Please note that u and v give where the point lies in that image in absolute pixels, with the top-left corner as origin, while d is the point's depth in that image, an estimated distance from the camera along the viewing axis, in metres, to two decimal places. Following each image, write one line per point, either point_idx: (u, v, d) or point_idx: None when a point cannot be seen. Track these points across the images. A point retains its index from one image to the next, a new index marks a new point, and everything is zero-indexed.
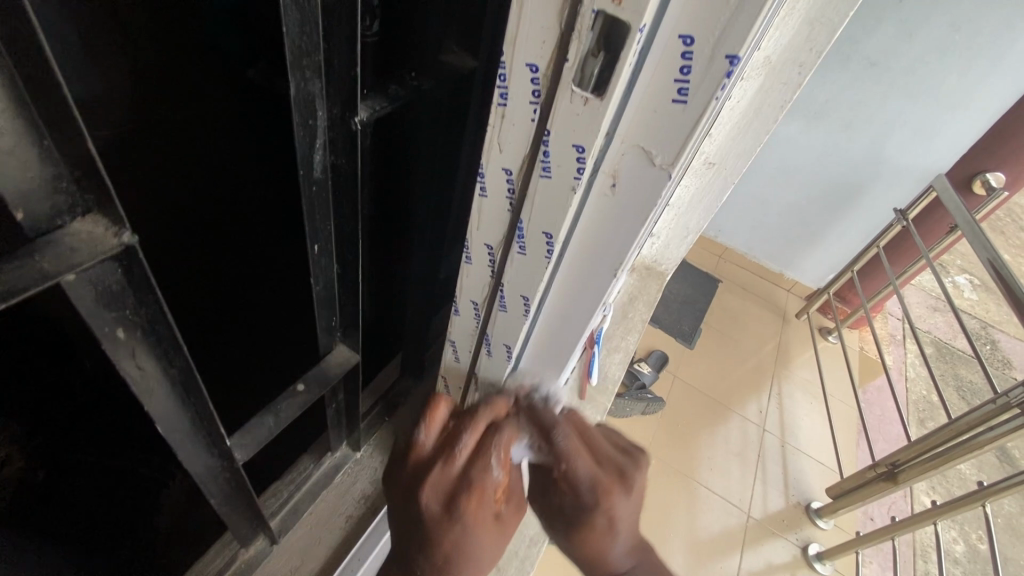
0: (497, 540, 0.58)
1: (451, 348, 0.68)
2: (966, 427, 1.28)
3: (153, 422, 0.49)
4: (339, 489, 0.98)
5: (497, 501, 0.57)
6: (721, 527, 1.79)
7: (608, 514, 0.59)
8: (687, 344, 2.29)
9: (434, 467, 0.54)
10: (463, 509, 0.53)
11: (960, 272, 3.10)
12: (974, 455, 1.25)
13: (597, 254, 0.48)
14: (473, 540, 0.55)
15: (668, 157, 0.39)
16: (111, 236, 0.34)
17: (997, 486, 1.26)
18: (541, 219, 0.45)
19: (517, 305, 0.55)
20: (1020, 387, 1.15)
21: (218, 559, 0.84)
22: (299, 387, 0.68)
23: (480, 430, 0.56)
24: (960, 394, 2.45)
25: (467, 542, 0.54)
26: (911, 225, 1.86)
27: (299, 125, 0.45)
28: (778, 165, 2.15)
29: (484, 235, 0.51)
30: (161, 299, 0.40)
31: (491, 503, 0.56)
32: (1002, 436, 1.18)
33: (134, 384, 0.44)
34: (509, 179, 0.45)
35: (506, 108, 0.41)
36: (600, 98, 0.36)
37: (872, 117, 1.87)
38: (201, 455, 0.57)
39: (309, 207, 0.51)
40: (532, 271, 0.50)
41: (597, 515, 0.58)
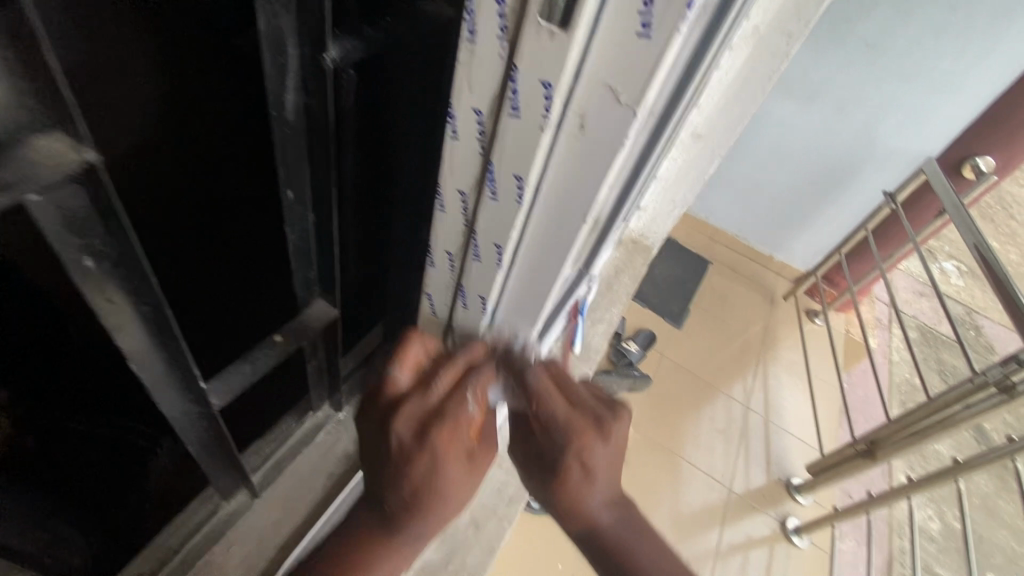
0: (467, 476, 0.61)
1: (428, 302, 0.69)
2: (944, 405, 1.31)
3: (127, 358, 0.50)
4: (321, 448, 1.00)
5: (469, 439, 0.61)
6: (702, 502, 1.84)
7: (582, 459, 0.61)
8: (675, 324, 2.32)
9: (409, 398, 0.58)
10: (434, 439, 0.57)
11: (948, 258, 3.13)
12: (951, 430, 1.29)
13: (567, 202, 0.49)
14: (441, 472, 0.58)
15: (634, 97, 0.39)
16: (73, 154, 0.34)
17: (972, 462, 1.30)
18: (510, 161, 0.46)
19: (490, 254, 0.55)
20: (997, 367, 1.17)
21: (199, 512, 0.84)
22: (277, 337, 0.69)
23: (454, 369, 0.60)
24: (940, 377, 2.50)
25: (435, 474, 0.58)
26: (900, 208, 1.88)
27: (269, 60, 0.45)
28: (770, 146, 2.15)
29: (457, 181, 0.52)
30: (129, 228, 0.40)
31: (464, 441, 0.60)
32: (981, 413, 1.22)
33: (104, 316, 0.45)
34: (480, 121, 0.46)
35: (475, 45, 0.41)
36: (565, 32, 0.36)
37: (862, 97, 1.87)
38: (178, 398, 0.58)
39: (282, 148, 0.52)
40: (503, 217, 0.51)
41: (570, 459, 0.61)
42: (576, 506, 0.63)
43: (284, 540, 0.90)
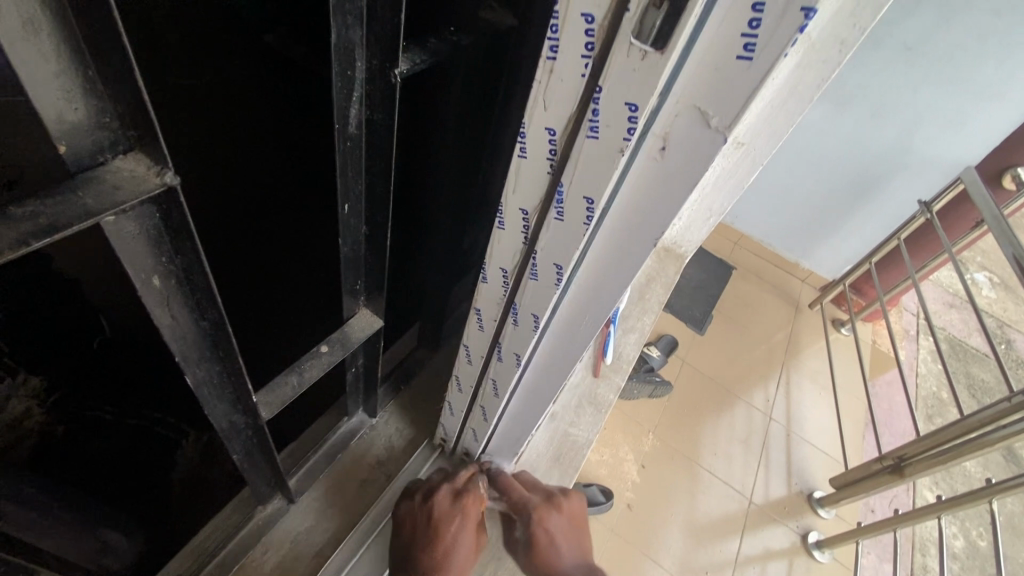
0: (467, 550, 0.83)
1: (476, 316, 0.67)
2: (977, 424, 1.26)
3: (184, 373, 0.49)
4: (354, 454, 0.99)
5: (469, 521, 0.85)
6: (721, 509, 1.80)
7: (543, 527, 0.82)
8: (697, 330, 2.27)
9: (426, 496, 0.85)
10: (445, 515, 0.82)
11: (980, 269, 3.03)
12: (981, 451, 1.24)
13: (637, 223, 0.47)
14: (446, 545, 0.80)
15: (726, 120, 0.37)
16: (153, 175, 0.33)
17: (1003, 484, 1.25)
18: (583, 181, 0.44)
19: (549, 274, 0.53)
20: None
21: (235, 515, 0.85)
22: (323, 348, 0.68)
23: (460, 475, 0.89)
24: (970, 391, 2.42)
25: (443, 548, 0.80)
26: (936, 218, 1.82)
27: (337, 75, 0.43)
28: (802, 153, 2.10)
29: (521, 199, 0.50)
30: (199, 249, 0.39)
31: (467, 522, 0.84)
32: (1012, 436, 1.16)
33: (167, 332, 0.44)
34: (552, 140, 0.44)
35: (555, 63, 0.39)
36: (660, 53, 0.34)
37: (901, 104, 1.80)
38: (227, 409, 0.58)
39: (343, 162, 0.50)
40: (568, 238, 0.49)
41: (536, 529, 0.82)
42: (551, 569, 0.78)
43: (317, 547, 0.89)
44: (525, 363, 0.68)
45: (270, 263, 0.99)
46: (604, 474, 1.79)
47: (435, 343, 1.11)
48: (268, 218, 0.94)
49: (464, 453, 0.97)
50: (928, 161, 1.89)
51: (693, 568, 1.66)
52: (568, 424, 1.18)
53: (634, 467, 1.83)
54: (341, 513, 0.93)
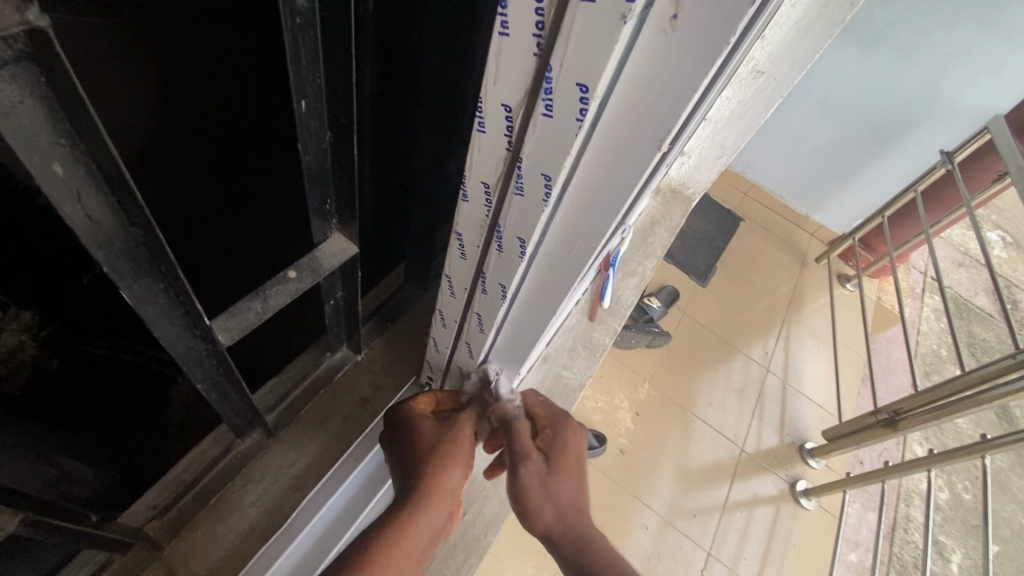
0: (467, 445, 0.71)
1: (457, 242, 0.61)
2: (977, 380, 1.22)
3: (120, 288, 0.43)
4: (338, 391, 0.96)
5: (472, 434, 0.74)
6: (713, 457, 1.81)
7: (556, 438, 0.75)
8: (699, 282, 2.22)
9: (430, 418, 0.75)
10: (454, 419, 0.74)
11: (994, 228, 2.91)
12: (975, 410, 1.20)
13: (638, 120, 0.39)
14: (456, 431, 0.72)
15: None
16: (8, 12, 0.25)
17: (994, 441, 1.22)
18: (576, 64, 0.36)
19: (536, 188, 0.46)
20: None
21: (212, 447, 0.82)
22: (291, 273, 0.62)
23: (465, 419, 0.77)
24: (970, 350, 2.39)
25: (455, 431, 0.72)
26: (957, 169, 1.71)
27: None
28: (821, 97, 1.95)
29: (503, 92, 0.42)
30: (100, 126, 0.32)
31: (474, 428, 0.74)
32: (1012, 393, 1.12)
33: (87, 237, 0.38)
34: (540, 10, 0.36)
35: None
36: None
37: (933, 43, 1.65)
38: (180, 333, 0.53)
39: (295, 48, 0.43)
40: (557, 139, 0.41)
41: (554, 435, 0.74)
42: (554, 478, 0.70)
43: (297, 480, 0.87)
44: (511, 295, 0.63)
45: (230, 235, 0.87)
46: (598, 420, 1.78)
47: (423, 282, 1.06)
48: (236, 192, 0.80)
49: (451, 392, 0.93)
50: (953, 107, 1.76)
51: (682, 511, 1.68)
52: (560, 367, 1.14)
53: (628, 415, 1.82)
54: (322, 449, 0.90)
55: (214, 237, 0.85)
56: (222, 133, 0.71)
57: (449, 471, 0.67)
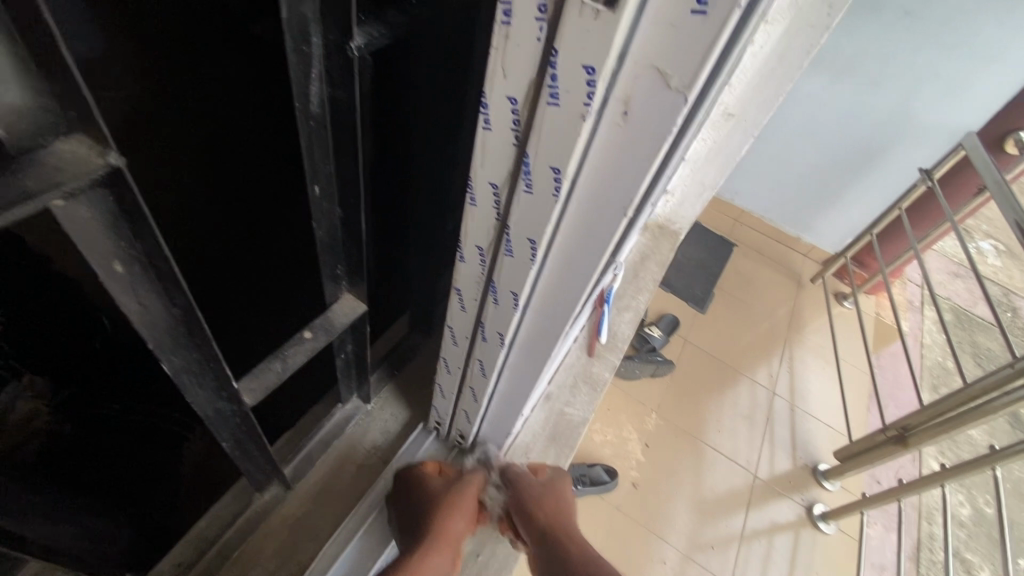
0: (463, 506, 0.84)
1: (457, 298, 0.67)
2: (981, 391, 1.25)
3: (160, 360, 0.49)
4: (350, 440, 1.00)
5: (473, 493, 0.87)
6: (727, 485, 1.81)
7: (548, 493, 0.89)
8: (698, 309, 2.27)
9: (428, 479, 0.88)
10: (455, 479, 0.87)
11: (985, 237, 2.98)
12: (984, 419, 1.23)
13: (605, 192, 0.45)
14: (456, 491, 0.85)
15: (685, 80, 0.36)
16: (96, 156, 0.33)
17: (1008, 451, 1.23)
18: (549, 152, 0.43)
19: (524, 250, 0.53)
20: None
21: (233, 504, 0.86)
22: (306, 334, 0.68)
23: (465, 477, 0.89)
24: (975, 360, 2.41)
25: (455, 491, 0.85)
26: (938, 185, 1.79)
27: (292, 51, 0.42)
28: (798, 125, 2.07)
29: (489, 173, 0.49)
30: (157, 232, 0.39)
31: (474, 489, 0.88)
32: (1016, 401, 1.15)
33: (136, 320, 0.44)
34: (515, 110, 0.43)
35: (510, 29, 0.38)
36: (612, 12, 0.33)
37: (900, 71, 1.76)
38: (212, 397, 0.58)
39: (308, 143, 0.50)
40: (540, 210, 0.48)
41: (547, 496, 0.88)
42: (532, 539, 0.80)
43: (315, 533, 0.90)
44: (509, 342, 0.68)
45: (235, 288, 0.90)
46: (609, 453, 1.80)
47: (427, 327, 1.11)
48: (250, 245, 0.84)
49: (458, 436, 0.96)
50: (923, 129, 1.85)
51: (701, 543, 1.67)
52: (564, 404, 1.18)
53: (638, 447, 1.84)
54: (338, 497, 0.94)
55: (222, 290, 0.89)
56: (216, 133, 0.67)
57: (453, 520, 0.81)
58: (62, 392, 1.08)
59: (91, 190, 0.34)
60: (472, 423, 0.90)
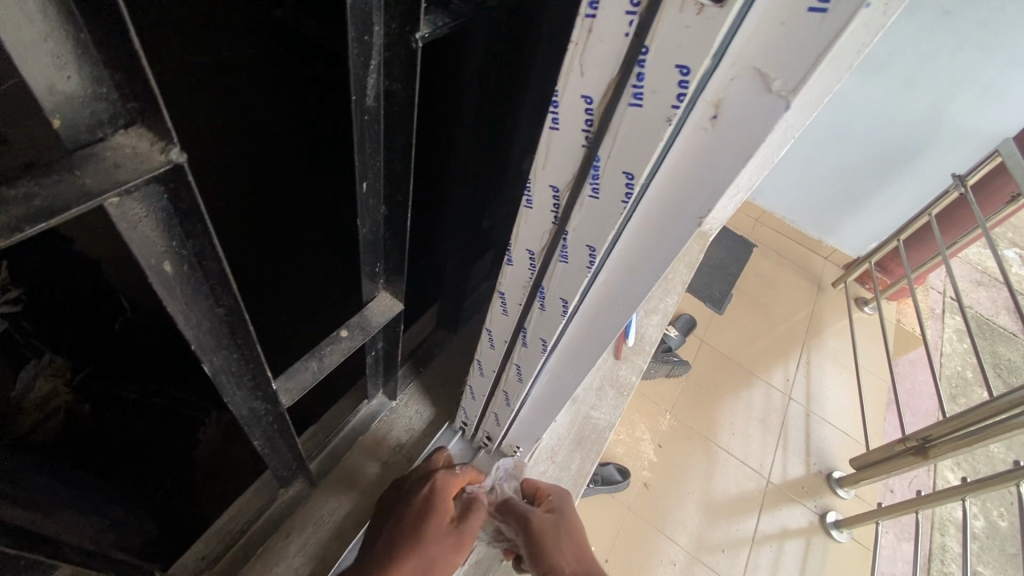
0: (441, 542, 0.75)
1: (500, 301, 0.64)
2: (1005, 406, 1.20)
3: (202, 361, 0.47)
4: (375, 436, 0.98)
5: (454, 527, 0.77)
6: (738, 488, 1.78)
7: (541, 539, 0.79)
8: (716, 309, 2.23)
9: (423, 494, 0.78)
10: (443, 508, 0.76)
11: (1010, 246, 2.90)
12: (1005, 436, 1.18)
13: (680, 200, 0.42)
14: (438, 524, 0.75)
15: (790, 84, 0.32)
16: (157, 152, 0.30)
17: None
18: (624, 156, 0.40)
19: (580, 256, 0.50)
20: None
21: (256, 498, 0.86)
22: (343, 332, 0.66)
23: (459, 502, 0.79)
24: (995, 371, 2.34)
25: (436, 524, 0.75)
26: (970, 191, 1.72)
27: (354, 40, 0.40)
28: (829, 126, 2.00)
29: (551, 174, 0.46)
30: (211, 232, 0.36)
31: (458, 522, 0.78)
32: None
33: (181, 320, 0.42)
34: (589, 110, 0.40)
35: (594, 22, 0.35)
36: (719, 6, 0.30)
37: (938, 72, 1.69)
38: (248, 396, 0.56)
39: (361, 138, 0.47)
40: (604, 217, 0.45)
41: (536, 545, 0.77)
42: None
43: (337, 529, 0.88)
44: (550, 349, 0.65)
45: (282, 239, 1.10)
46: (621, 453, 1.77)
47: (454, 325, 1.09)
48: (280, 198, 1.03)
49: (484, 438, 0.94)
50: (961, 133, 1.78)
51: (709, 545, 1.64)
52: (589, 407, 1.15)
53: (651, 447, 1.81)
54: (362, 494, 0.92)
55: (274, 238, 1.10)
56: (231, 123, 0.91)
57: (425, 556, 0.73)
58: (79, 372, 1.08)
59: (146, 186, 0.32)
60: (502, 427, 0.87)
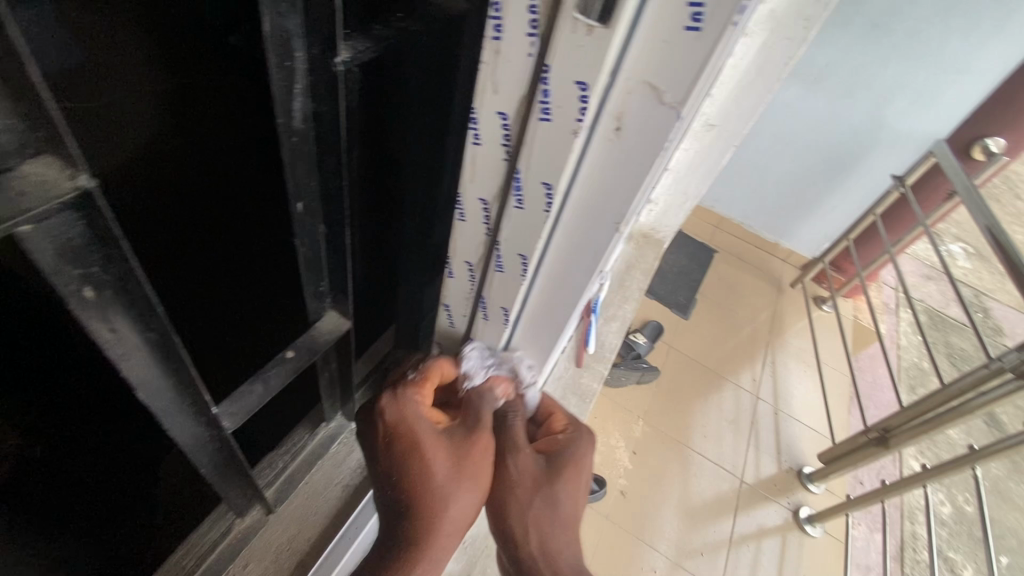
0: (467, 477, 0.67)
1: (445, 312, 0.66)
2: (957, 393, 1.27)
3: (134, 388, 0.47)
4: (334, 460, 0.97)
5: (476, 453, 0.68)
6: (714, 490, 1.81)
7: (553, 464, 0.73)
8: (681, 315, 2.28)
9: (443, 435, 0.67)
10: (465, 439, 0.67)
11: (955, 241, 3.07)
12: (964, 420, 1.24)
13: (597, 208, 0.45)
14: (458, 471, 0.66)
15: (679, 96, 0.35)
16: (66, 179, 0.31)
17: (985, 452, 1.23)
18: (540, 168, 0.42)
19: (514, 265, 0.52)
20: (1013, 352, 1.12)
21: (213, 530, 0.82)
22: (288, 354, 0.66)
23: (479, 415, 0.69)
24: (950, 361, 2.45)
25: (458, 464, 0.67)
26: (910, 191, 1.83)
27: (275, 66, 0.41)
28: (775, 133, 2.10)
29: (478, 188, 0.48)
30: (129, 254, 0.37)
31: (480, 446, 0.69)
32: (992, 402, 1.16)
33: (107, 346, 0.42)
34: (506, 126, 0.42)
35: (501, 43, 0.38)
36: (606, 27, 0.33)
37: (872, 80, 1.80)
38: (189, 423, 0.56)
39: (292, 160, 0.48)
40: (530, 226, 0.47)
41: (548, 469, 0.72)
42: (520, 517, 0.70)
43: (301, 556, 0.87)
44: None
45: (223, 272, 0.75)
46: (597, 463, 1.78)
47: (413, 342, 1.09)
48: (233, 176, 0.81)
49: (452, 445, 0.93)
50: (897, 137, 1.89)
51: (689, 550, 1.66)
52: None
53: (626, 455, 1.83)
54: (324, 520, 0.91)
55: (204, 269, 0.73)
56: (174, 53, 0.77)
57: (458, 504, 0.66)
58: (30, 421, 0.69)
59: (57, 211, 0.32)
60: None
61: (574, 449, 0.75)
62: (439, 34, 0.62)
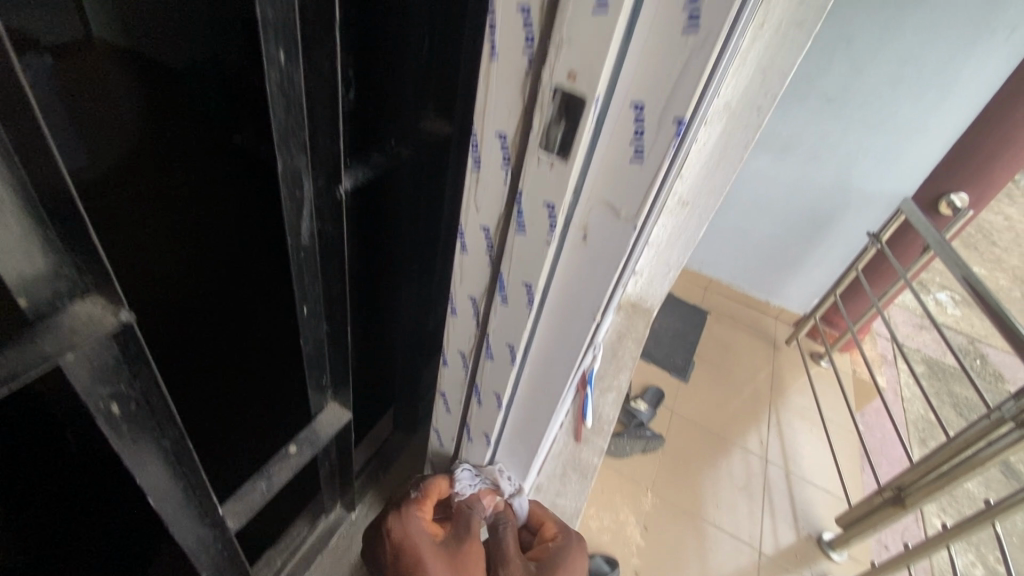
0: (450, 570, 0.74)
1: (441, 394, 0.76)
2: (965, 444, 1.27)
3: (145, 496, 0.49)
4: (334, 553, 0.99)
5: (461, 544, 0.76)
6: (733, 564, 1.73)
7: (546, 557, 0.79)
8: (681, 378, 2.29)
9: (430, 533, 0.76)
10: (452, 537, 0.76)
11: (941, 289, 3.16)
12: (978, 472, 1.23)
13: (572, 299, 0.54)
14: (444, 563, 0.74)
15: (627, 211, 0.45)
16: (110, 315, 0.37)
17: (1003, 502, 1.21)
18: (521, 270, 0.52)
19: (503, 352, 0.61)
20: (1011, 400, 1.15)
21: None
22: (292, 449, 0.70)
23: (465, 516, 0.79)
24: (956, 410, 2.43)
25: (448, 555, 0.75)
26: (887, 246, 1.92)
27: (287, 197, 0.47)
28: (751, 199, 2.23)
29: (467, 287, 0.59)
30: (155, 372, 0.42)
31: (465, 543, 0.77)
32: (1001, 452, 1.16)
33: (126, 458, 0.45)
34: (489, 235, 0.53)
35: (479, 174, 0.50)
36: (564, 161, 0.43)
37: (834, 147, 1.95)
38: (196, 527, 0.57)
39: (299, 273, 0.54)
40: (516, 316, 0.56)
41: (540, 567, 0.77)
42: None
43: None
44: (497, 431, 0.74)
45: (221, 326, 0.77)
46: (607, 540, 1.71)
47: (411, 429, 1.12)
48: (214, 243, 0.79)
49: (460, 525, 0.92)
50: (866, 197, 2.02)
51: None
52: None
53: (637, 530, 1.76)
54: None
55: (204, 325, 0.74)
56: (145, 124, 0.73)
57: None
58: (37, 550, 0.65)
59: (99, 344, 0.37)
60: None
61: (565, 549, 0.80)
62: (426, 155, 0.75)
